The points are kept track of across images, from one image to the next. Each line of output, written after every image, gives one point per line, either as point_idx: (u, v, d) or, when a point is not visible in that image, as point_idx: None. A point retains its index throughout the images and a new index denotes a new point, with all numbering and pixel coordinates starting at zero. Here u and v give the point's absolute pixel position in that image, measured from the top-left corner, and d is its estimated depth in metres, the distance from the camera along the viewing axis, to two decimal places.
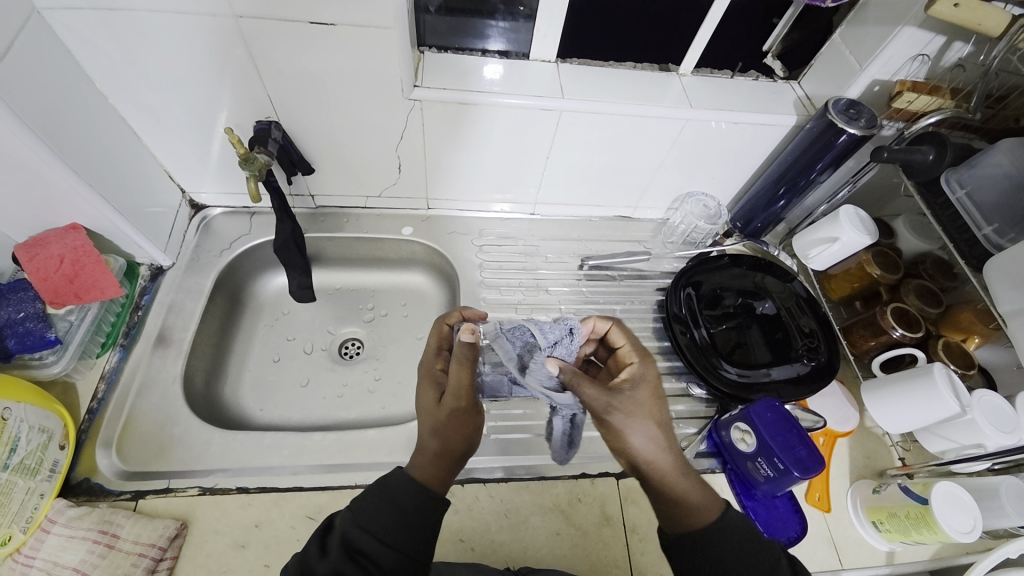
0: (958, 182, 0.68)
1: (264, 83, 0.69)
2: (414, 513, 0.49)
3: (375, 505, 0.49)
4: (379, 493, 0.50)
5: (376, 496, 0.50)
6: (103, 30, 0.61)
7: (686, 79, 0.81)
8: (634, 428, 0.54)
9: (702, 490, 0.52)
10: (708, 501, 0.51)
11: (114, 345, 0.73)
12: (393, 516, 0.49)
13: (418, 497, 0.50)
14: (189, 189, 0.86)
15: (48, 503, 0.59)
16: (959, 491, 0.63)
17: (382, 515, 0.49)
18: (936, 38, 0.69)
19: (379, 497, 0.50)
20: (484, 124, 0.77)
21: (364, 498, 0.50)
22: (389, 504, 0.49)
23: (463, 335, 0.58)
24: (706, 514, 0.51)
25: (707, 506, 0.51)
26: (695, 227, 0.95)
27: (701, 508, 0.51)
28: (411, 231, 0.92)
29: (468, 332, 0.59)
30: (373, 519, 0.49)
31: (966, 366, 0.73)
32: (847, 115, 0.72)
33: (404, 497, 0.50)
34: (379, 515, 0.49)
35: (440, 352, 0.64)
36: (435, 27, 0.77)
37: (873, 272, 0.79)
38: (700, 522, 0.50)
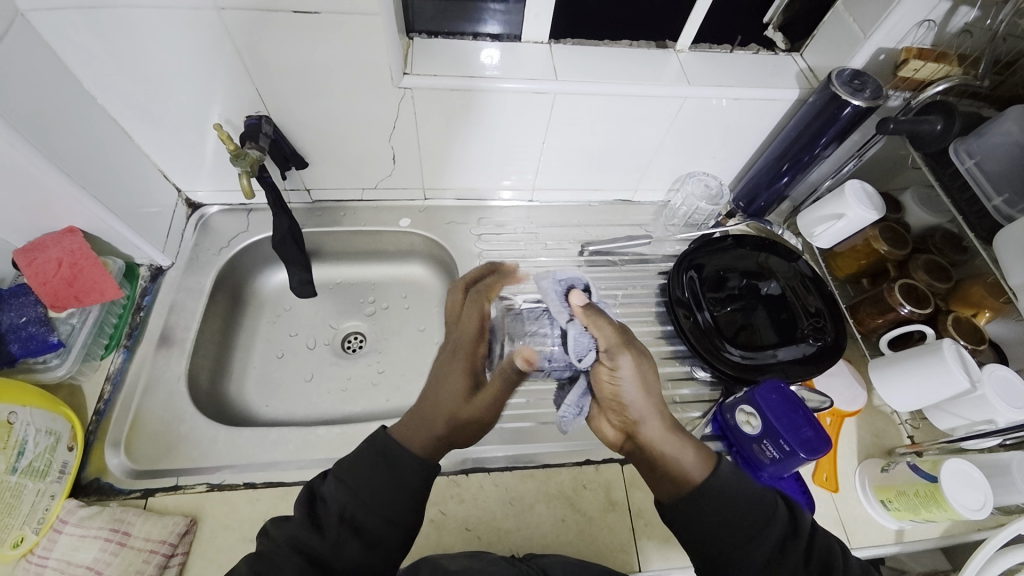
0: (967, 153, 0.66)
1: (252, 77, 0.68)
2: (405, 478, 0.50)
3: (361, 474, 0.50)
4: (370, 456, 0.51)
5: (373, 465, 0.50)
6: (86, 28, 0.60)
7: (683, 55, 0.79)
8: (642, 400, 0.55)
9: (693, 449, 0.53)
10: (705, 462, 0.52)
11: (117, 346, 0.73)
12: (384, 481, 0.50)
13: (411, 463, 0.51)
14: (184, 188, 0.86)
15: (59, 503, 0.60)
16: (969, 468, 0.62)
17: (370, 479, 0.50)
18: (942, 2, 0.66)
19: (370, 463, 0.50)
20: (478, 109, 0.75)
21: (358, 466, 0.50)
22: (382, 470, 0.50)
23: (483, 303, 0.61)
24: (698, 471, 0.51)
25: (697, 462, 0.52)
26: (696, 208, 0.93)
27: (692, 467, 0.52)
28: (409, 223, 0.91)
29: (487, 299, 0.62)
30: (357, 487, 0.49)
31: (976, 342, 0.71)
32: (851, 87, 0.70)
33: (394, 461, 0.51)
34: (369, 481, 0.49)
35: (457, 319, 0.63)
36: (423, 11, 0.74)
37: (881, 248, 0.77)
38: (693, 483, 0.51)
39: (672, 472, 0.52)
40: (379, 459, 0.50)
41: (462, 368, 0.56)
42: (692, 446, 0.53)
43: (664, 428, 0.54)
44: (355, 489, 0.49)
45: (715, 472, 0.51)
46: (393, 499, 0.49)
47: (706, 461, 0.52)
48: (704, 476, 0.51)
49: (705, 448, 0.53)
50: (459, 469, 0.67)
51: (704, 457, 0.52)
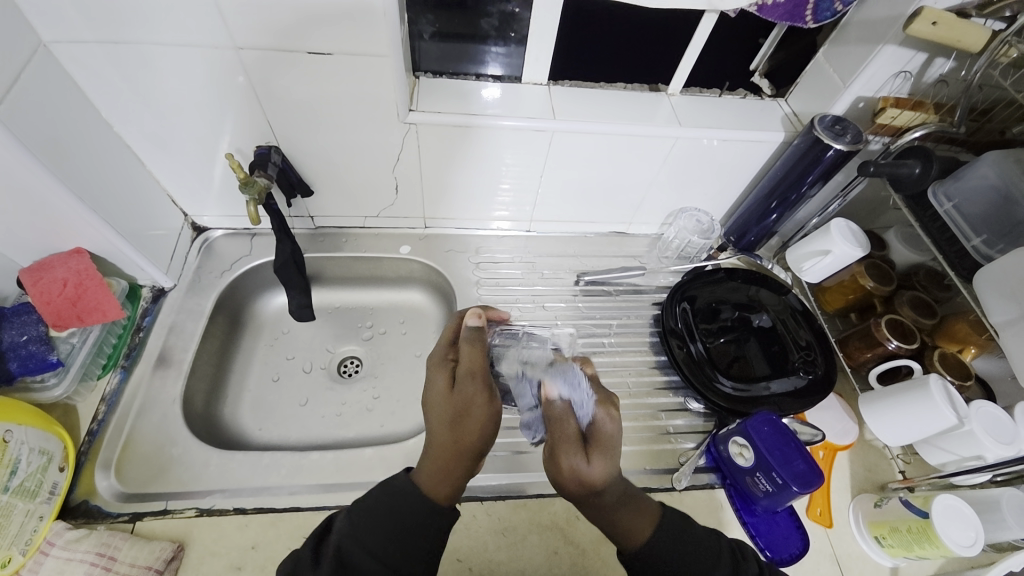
0: (945, 195, 0.69)
1: (264, 109, 0.71)
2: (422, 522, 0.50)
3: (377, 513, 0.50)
4: (384, 498, 0.51)
5: (381, 502, 0.50)
6: (109, 61, 0.64)
7: (675, 99, 0.83)
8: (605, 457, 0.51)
9: (637, 504, 0.52)
10: (651, 518, 0.51)
11: (115, 367, 0.74)
12: (394, 526, 0.49)
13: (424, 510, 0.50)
14: (191, 212, 0.88)
15: (47, 524, 0.59)
16: (960, 504, 0.62)
17: (383, 521, 0.49)
18: (917, 55, 0.71)
19: (384, 503, 0.50)
20: (477, 145, 0.79)
21: (368, 505, 0.50)
22: (394, 516, 0.49)
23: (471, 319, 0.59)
24: (644, 526, 0.51)
25: (643, 517, 0.51)
26: (689, 242, 0.96)
27: (640, 523, 0.51)
28: (409, 250, 0.93)
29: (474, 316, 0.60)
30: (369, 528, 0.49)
31: (963, 377, 0.73)
32: (833, 132, 0.74)
33: (407, 508, 0.50)
34: (378, 522, 0.49)
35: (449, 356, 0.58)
36: (429, 53, 0.78)
37: (866, 283, 0.80)
38: (638, 537, 0.50)
39: (621, 533, 0.51)
40: (392, 503, 0.50)
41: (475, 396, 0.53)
42: (637, 505, 0.52)
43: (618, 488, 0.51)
44: (358, 526, 0.49)
45: (661, 528, 0.51)
46: (403, 542, 0.49)
47: (653, 521, 0.51)
48: (651, 533, 0.50)
49: (651, 505, 0.53)
50: None
51: (649, 516, 0.51)
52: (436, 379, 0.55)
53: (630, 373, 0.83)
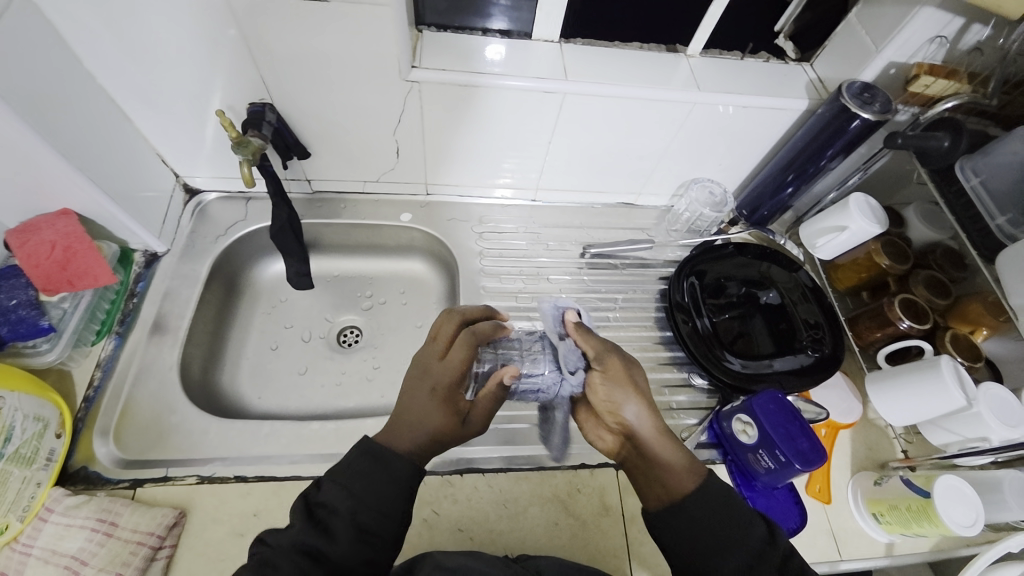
0: (973, 170, 0.67)
1: (257, 63, 0.67)
2: (404, 477, 0.50)
3: (369, 478, 0.50)
4: (369, 463, 0.50)
5: (368, 465, 0.50)
6: (87, 6, 0.59)
7: (694, 61, 0.78)
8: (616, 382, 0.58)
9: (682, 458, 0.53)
10: (696, 475, 0.52)
11: (109, 333, 0.72)
12: (382, 483, 0.50)
13: (408, 466, 0.51)
14: (183, 173, 0.84)
15: (45, 491, 0.58)
16: (961, 484, 0.62)
17: (369, 480, 0.49)
18: (954, 20, 0.66)
19: (371, 469, 0.50)
20: (481, 107, 0.74)
21: (352, 467, 0.50)
22: (382, 477, 0.50)
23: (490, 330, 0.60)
24: (686, 483, 0.52)
25: (690, 475, 0.52)
26: (700, 214, 0.92)
27: (684, 477, 0.52)
28: (410, 218, 0.90)
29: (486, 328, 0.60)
30: (367, 491, 0.49)
31: (973, 359, 0.72)
32: (861, 99, 0.70)
33: (394, 467, 0.50)
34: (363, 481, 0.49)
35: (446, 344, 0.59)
36: (435, 5, 0.73)
37: (882, 262, 0.77)
38: (678, 494, 0.51)
39: (663, 487, 0.52)
40: (378, 463, 0.50)
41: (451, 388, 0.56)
42: (679, 455, 0.53)
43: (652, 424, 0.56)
44: (350, 489, 0.49)
45: (703, 487, 0.51)
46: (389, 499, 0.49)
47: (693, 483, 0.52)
48: (693, 489, 0.51)
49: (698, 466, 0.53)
50: (453, 469, 0.67)
51: (693, 467, 0.53)
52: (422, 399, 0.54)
53: (634, 348, 0.82)
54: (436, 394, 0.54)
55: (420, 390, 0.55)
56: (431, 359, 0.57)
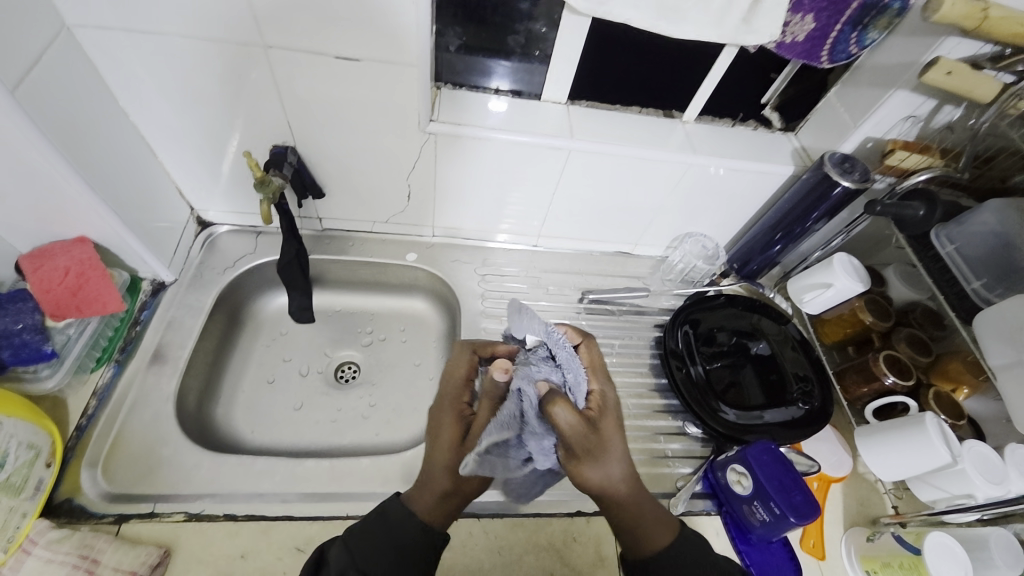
0: (948, 238, 0.72)
1: (285, 109, 0.71)
2: (414, 546, 0.52)
3: (376, 545, 0.51)
4: (380, 527, 0.52)
5: (378, 530, 0.52)
6: (132, 51, 0.63)
7: (689, 126, 0.84)
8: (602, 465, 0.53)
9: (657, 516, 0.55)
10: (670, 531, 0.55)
11: (109, 360, 0.72)
12: (392, 547, 0.51)
13: (418, 538, 0.52)
14: (197, 206, 0.87)
15: (29, 523, 0.57)
16: (951, 542, 0.63)
17: (381, 544, 0.51)
18: (927, 102, 0.73)
19: (379, 536, 0.52)
20: (491, 158, 0.79)
21: (363, 533, 0.52)
22: (390, 541, 0.51)
23: (499, 374, 0.58)
24: (662, 536, 0.54)
25: (663, 529, 0.55)
26: (694, 266, 0.97)
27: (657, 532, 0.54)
28: (415, 257, 0.93)
29: (502, 369, 0.59)
30: (369, 558, 0.50)
31: (956, 416, 0.74)
32: (842, 169, 0.76)
33: (403, 532, 0.52)
34: (375, 550, 0.51)
35: (466, 382, 0.62)
36: (452, 65, 0.79)
37: (866, 318, 0.81)
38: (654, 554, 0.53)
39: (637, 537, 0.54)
40: (388, 526, 0.52)
41: (451, 420, 0.59)
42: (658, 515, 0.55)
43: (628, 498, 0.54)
44: (357, 548, 0.51)
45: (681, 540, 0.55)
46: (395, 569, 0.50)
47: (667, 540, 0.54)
48: (668, 543, 0.54)
49: (671, 521, 0.56)
50: None
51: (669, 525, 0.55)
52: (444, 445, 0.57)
53: (630, 394, 0.83)
54: (452, 429, 0.58)
55: (437, 430, 0.59)
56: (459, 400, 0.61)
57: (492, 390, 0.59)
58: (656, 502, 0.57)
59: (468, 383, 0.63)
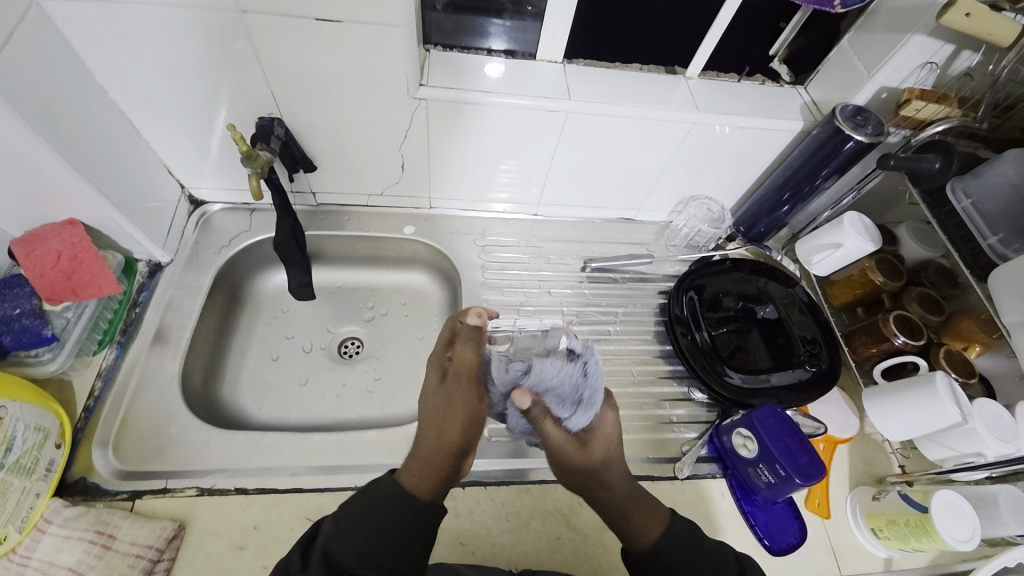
0: (964, 191, 0.68)
1: (268, 78, 0.68)
2: (403, 521, 0.51)
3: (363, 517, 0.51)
4: (367, 500, 0.52)
5: (365, 505, 0.51)
6: (105, 21, 0.60)
7: (692, 82, 0.80)
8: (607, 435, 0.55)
9: (652, 510, 0.57)
10: (661, 523, 0.56)
11: (111, 342, 0.72)
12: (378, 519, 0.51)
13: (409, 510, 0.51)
14: (188, 184, 0.85)
15: (43, 503, 0.58)
16: (959, 500, 0.63)
17: (365, 517, 0.51)
18: (945, 46, 0.68)
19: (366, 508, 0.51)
20: (487, 123, 0.76)
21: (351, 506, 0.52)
22: (379, 512, 0.51)
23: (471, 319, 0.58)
24: (656, 529, 0.55)
25: (654, 522, 0.56)
26: (699, 231, 0.94)
27: (653, 524, 0.56)
28: (413, 230, 0.91)
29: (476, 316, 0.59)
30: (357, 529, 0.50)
31: (967, 375, 0.73)
32: (854, 122, 0.72)
33: (390, 506, 0.51)
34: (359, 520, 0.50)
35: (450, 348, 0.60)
36: (441, 25, 0.75)
37: (876, 279, 0.79)
38: (653, 539, 0.55)
39: (633, 530, 0.56)
40: (374, 500, 0.52)
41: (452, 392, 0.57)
42: (647, 508, 0.57)
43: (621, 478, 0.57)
44: (344, 529, 0.50)
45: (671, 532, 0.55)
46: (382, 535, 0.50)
47: (665, 524, 0.56)
48: (664, 534, 0.55)
49: (662, 510, 0.57)
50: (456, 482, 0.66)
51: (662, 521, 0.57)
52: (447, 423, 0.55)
53: (634, 361, 0.83)
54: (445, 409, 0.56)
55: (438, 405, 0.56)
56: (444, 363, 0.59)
57: (470, 334, 0.58)
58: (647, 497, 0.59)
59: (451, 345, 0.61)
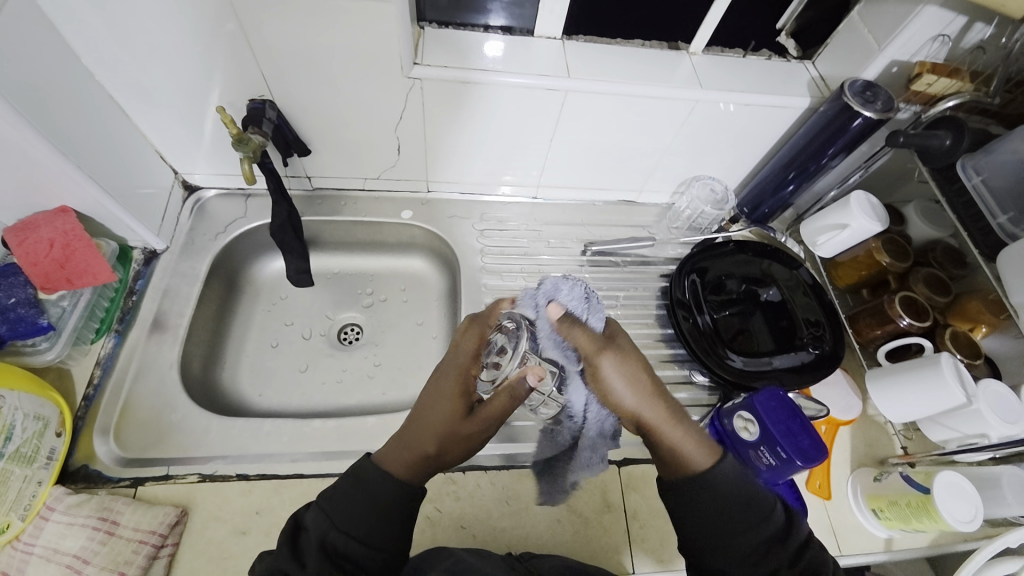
0: (974, 169, 0.67)
1: (258, 59, 0.66)
2: (394, 505, 0.51)
3: (353, 506, 0.50)
4: (354, 489, 0.52)
5: (351, 491, 0.51)
6: (86, 0, 0.58)
7: (696, 58, 0.78)
8: (630, 378, 0.55)
9: (698, 442, 0.56)
10: (710, 454, 0.55)
11: (109, 331, 0.72)
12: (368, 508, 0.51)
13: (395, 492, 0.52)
14: (181, 170, 0.83)
15: (46, 490, 0.58)
16: (960, 481, 0.63)
17: (354, 502, 0.51)
18: (956, 19, 0.66)
19: (355, 495, 0.51)
20: (486, 104, 0.74)
21: (336, 492, 0.51)
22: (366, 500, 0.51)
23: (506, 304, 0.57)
24: (704, 459, 0.55)
25: (703, 455, 0.55)
26: (701, 212, 0.93)
27: (700, 457, 0.55)
28: (410, 215, 0.90)
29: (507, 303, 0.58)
30: (348, 519, 0.50)
31: (973, 356, 0.72)
32: (863, 98, 0.70)
33: (377, 493, 0.51)
34: (350, 507, 0.50)
35: (477, 354, 0.57)
36: (435, 0, 0.73)
37: (883, 259, 0.78)
38: (699, 466, 0.54)
39: (679, 460, 0.55)
40: (361, 491, 0.51)
41: (456, 390, 0.57)
42: (698, 438, 0.56)
43: (670, 412, 0.56)
44: (340, 515, 0.50)
45: (722, 468, 0.54)
46: (368, 523, 0.50)
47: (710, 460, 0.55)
48: (713, 466, 0.54)
49: (713, 446, 0.56)
50: (456, 467, 0.67)
51: (711, 452, 0.55)
52: (435, 413, 0.56)
53: (635, 345, 0.82)
54: (450, 398, 0.56)
55: (439, 396, 0.57)
56: (460, 360, 0.57)
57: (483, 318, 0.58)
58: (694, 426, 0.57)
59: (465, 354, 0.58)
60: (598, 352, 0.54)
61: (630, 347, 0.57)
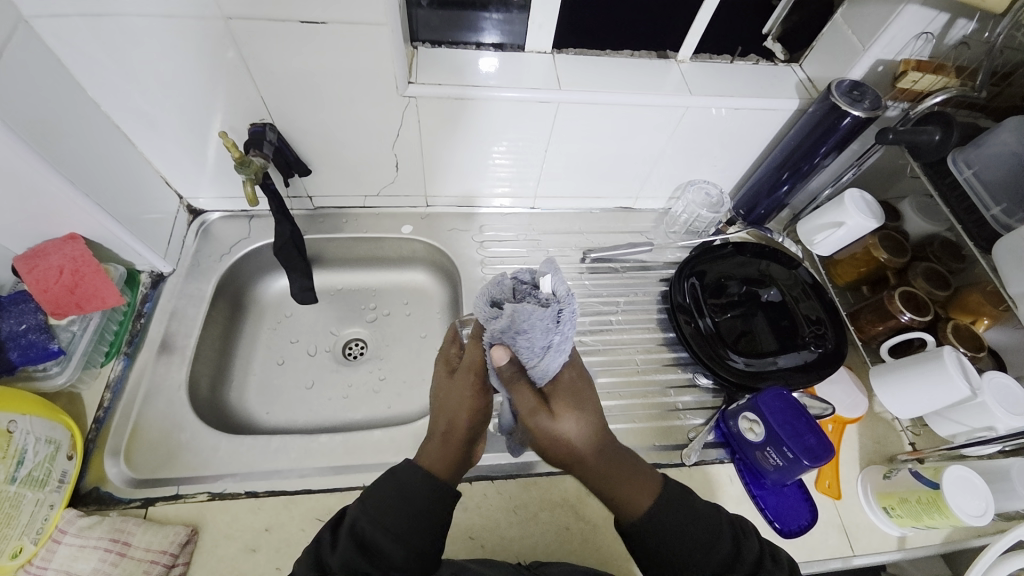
0: (965, 162, 0.67)
1: (257, 84, 0.68)
2: (426, 507, 0.51)
3: (388, 501, 0.51)
4: (391, 487, 0.52)
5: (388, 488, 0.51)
6: (91, 36, 0.60)
7: (684, 66, 0.79)
8: (577, 416, 0.51)
9: (636, 478, 0.53)
10: (648, 492, 0.52)
11: (117, 354, 0.73)
12: (404, 505, 0.51)
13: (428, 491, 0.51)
14: (186, 195, 0.86)
15: (58, 513, 0.59)
16: (970, 475, 0.62)
17: (394, 497, 0.51)
18: (939, 16, 0.67)
19: (390, 491, 0.52)
20: (480, 118, 0.76)
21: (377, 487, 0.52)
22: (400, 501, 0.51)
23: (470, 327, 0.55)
24: (645, 500, 0.52)
25: (644, 492, 0.52)
26: (697, 215, 0.94)
27: (639, 496, 0.52)
28: (411, 229, 0.91)
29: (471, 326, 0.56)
30: (384, 514, 0.50)
31: (976, 349, 0.72)
32: (850, 97, 0.71)
33: (413, 492, 0.51)
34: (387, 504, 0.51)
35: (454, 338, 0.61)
36: (428, 21, 0.75)
37: (880, 256, 0.78)
38: (635, 511, 0.51)
39: (620, 503, 0.52)
40: (399, 488, 0.51)
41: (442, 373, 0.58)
42: (629, 478, 0.52)
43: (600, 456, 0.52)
44: (375, 512, 0.50)
45: (658, 503, 0.51)
46: (406, 520, 0.50)
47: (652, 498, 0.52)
48: (651, 506, 0.51)
49: (652, 479, 0.54)
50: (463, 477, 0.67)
51: (648, 489, 0.52)
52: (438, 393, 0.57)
53: (638, 350, 0.82)
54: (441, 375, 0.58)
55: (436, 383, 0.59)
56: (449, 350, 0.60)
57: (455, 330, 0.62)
58: (639, 462, 0.54)
59: (458, 341, 0.61)
60: (534, 411, 0.50)
61: (584, 403, 0.52)
